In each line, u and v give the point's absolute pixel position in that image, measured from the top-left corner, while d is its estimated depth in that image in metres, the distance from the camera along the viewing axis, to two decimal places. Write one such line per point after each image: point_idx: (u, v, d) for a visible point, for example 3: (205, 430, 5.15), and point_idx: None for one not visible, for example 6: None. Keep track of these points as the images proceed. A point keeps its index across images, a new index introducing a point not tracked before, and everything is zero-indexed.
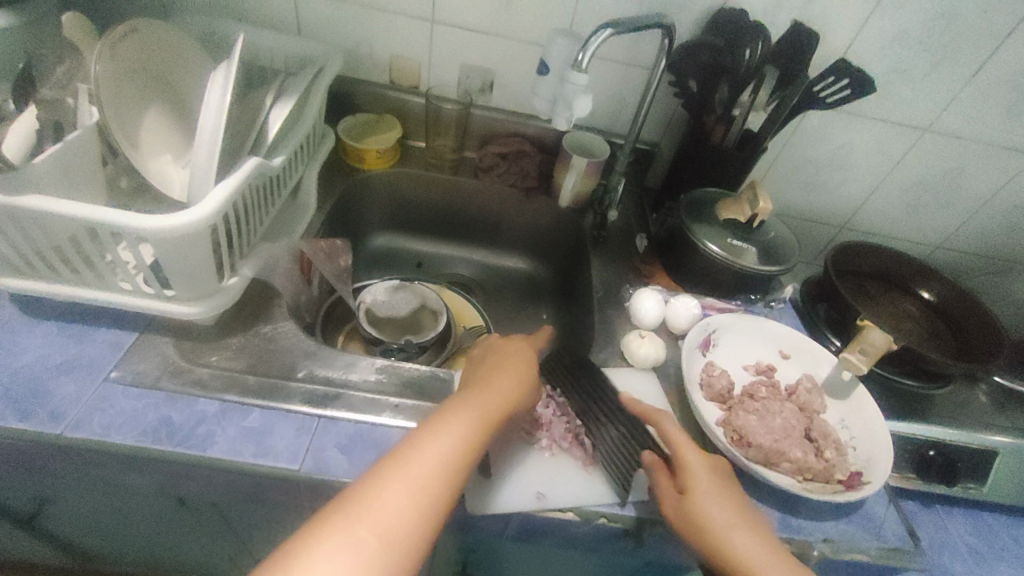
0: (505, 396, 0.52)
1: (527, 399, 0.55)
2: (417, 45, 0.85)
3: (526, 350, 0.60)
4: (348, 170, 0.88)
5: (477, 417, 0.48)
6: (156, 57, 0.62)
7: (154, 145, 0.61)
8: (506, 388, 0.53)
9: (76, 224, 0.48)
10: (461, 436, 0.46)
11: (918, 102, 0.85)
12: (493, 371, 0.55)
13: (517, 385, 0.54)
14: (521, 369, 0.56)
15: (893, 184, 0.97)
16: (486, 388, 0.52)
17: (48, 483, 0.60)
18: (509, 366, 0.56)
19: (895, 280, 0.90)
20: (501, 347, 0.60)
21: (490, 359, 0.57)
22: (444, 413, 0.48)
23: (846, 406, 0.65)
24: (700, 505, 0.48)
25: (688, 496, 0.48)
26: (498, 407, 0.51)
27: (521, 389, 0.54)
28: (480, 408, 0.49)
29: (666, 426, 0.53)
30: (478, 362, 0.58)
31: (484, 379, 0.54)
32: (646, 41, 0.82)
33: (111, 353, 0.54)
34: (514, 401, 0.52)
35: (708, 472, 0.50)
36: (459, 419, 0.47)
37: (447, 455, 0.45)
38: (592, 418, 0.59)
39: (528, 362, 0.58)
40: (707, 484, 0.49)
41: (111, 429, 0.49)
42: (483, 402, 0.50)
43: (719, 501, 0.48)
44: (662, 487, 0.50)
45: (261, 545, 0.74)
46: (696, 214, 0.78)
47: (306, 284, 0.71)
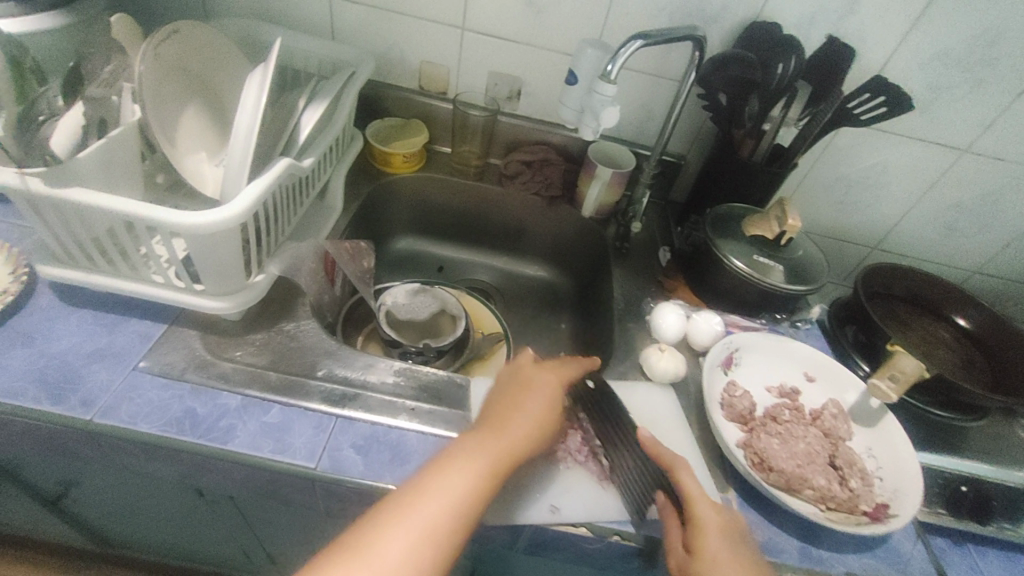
0: (517, 441, 0.49)
1: (545, 439, 0.52)
2: (448, 52, 0.86)
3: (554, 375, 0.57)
4: (374, 172, 0.89)
5: (487, 466, 0.46)
6: (197, 58, 0.64)
7: (191, 143, 0.63)
8: (521, 432, 0.50)
9: (115, 217, 0.50)
10: (466, 490, 0.45)
11: (958, 121, 0.83)
12: (510, 410, 0.52)
13: (534, 427, 0.51)
14: (540, 406, 0.53)
15: (929, 205, 0.94)
16: (499, 432, 0.50)
17: (76, 467, 0.62)
18: (529, 403, 0.53)
19: (928, 305, 0.87)
20: (526, 377, 0.56)
21: (512, 392, 0.54)
22: (451, 461, 0.46)
23: (874, 434, 0.63)
24: (706, 571, 0.45)
25: (694, 559, 0.46)
26: (510, 454, 0.48)
27: (538, 433, 0.51)
28: (490, 458, 0.47)
29: (683, 479, 0.49)
30: (500, 391, 0.55)
31: (499, 419, 0.51)
32: (677, 53, 0.81)
33: (141, 344, 0.56)
34: (529, 446, 0.50)
35: (722, 534, 0.47)
36: (466, 472, 0.46)
37: (450, 512, 0.43)
38: (613, 441, 0.57)
39: (551, 396, 0.55)
40: (719, 548, 0.46)
41: (138, 418, 0.50)
42: (494, 451, 0.48)
43: (731, 566, 0.45)
44: (671, 539, 0.48)
45: (274, 540, 0.75)
46: (722, 230, 0.77)
47: (330, 283, 0.72)
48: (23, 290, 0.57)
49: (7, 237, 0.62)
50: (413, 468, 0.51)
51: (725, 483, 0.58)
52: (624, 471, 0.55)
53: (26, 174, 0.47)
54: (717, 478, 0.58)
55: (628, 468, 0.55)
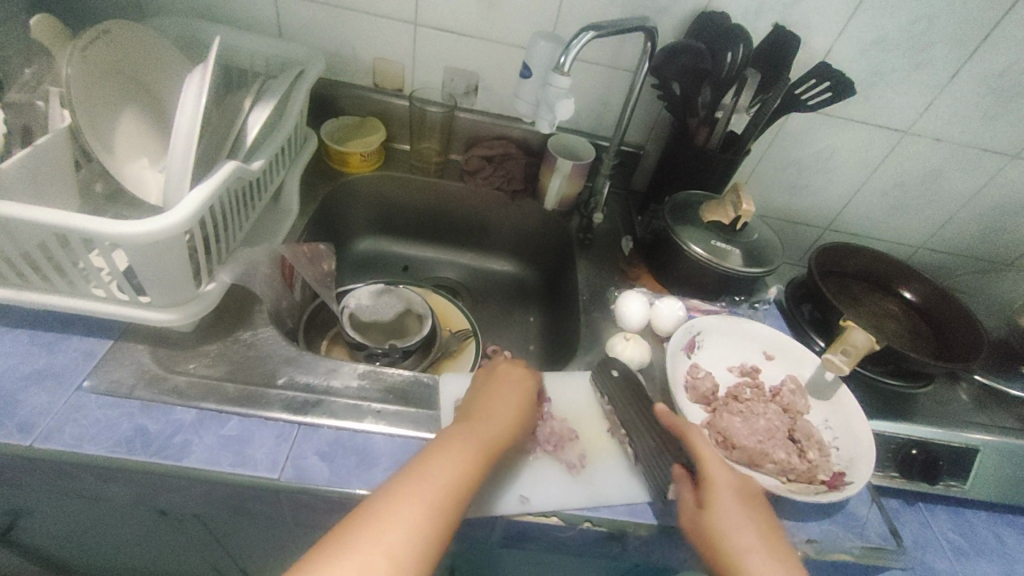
0: (500, 425, 0.52)
1: (526, 421, 0.55)
2: (401, 48, 0.84)
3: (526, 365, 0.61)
4: (331, 173, 0.87)
5: (475, 445, 0.48)
6: (131, 60, 0.61)
7: (130, 148, 0.60)
8: (503, 416, 0.53)
9: (45, 230, 0.47)
10: (460, 469, 0.46)
11: (898, 104, 0.86)
12: (494, 393, 0.55)
13: (513, 411, 0.54)
14: (519, 389, 0.57)
15: (875, 186, 0.98)
16: (481, 417, 0.52)
17: (22, 496, 0.59)
18: (504, 392, 0.55)
19: (877, 281, 0.91)
20: (496, 372, 0.59)
21: (486, 385, 0.57)
22: (452, 435, 0.49)
23: (830, 406, 0.66)
24: (717, 528, 0.46)
25: (705, 514, 0.47)
26: (496, 435, 0.51)
27: (521, 411, 0.55)
28: (477, 437, 0.49)
29: (695, 439, 0.51)
30: (476, 388, 0.57)
31: (486, 400, 0.54)
32: (630, 44, 0.82)
33: (85, 362, 0.53)
34: (512, 427, 0.52)
35: (734, 492, 0.49)
36: (456, 450, 0.47)
37: (457, 477, 0.45)
38: (635, 429, 0.58)
39: (523, 386, 0.57)
40: (731, 507, 0.48)
41: (84, 440, 0.47)
42: (489, 424, 0.51)
43: (742, 526, 0.47)
44: (683, 499, 0.49)
45: (244, 556, 0.73)
46: (681, 217, 0.79)
47: (288, 289, 0.70)
48: None
49: None
50: (381, 471, 0.51)
51: None
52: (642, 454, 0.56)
53: None
54: None
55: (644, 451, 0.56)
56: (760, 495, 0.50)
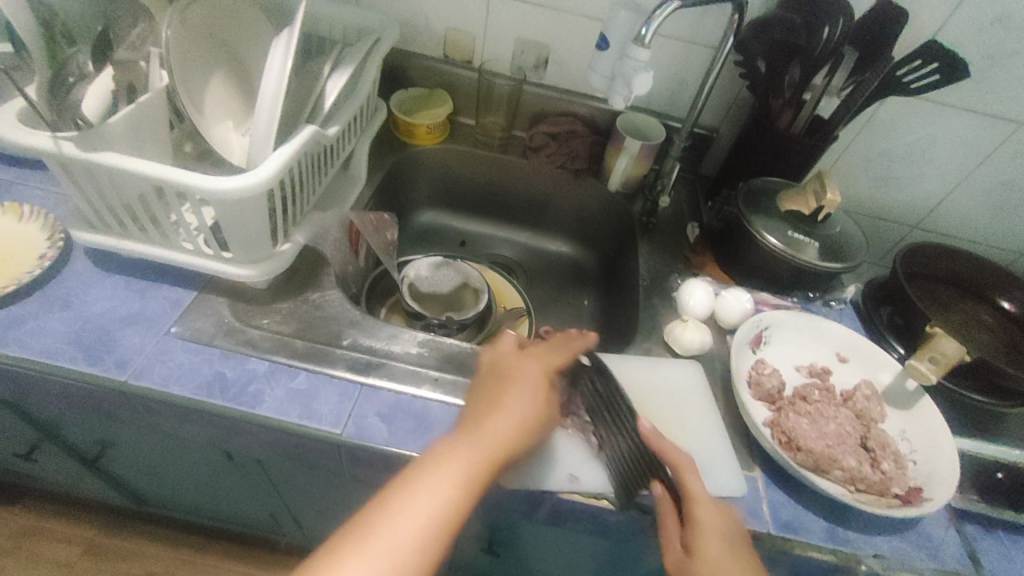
0: (490, 449, 0.45)
1: (530, 437, 0.48)
2: (474, 18, 0.83)
3: (538, 367, 0.52)
4: (398, 144, 0.88)
5: (471, 466, 0.44)
6: (222, 25, 0.63)
7: (217, 111, 0.63)
8: (506, 429, 0.47)
9: (145, 181, 0.50)
10: (434, 507, 0.42)
11: (1018, 90, 0.77)
12: (490, 407, 0.48)
13: (519, 424, 0.48)
14: (524, 402, 0.49)
15: (979, 182, 0.89)
16: (481, 430, 0.46)
17: (114, 428, 0.65)
18: (510, 399, 0.49)
19: (971, 288, 0.83)
20: (503, 369, 0.52)
21: (493, 385, 0.51)
22: (431, 463, 0.44)
23: (909, 416, 0.61)
24: (705, 569, 0.44)
25: (692, 553, 0.45)
26: (494, 452, 0.45)
27: (522, 427, 0.48)
28: (474, 456, 0.45)
29: (683, 470, 0.47)
30: (481, 389, 0.51)
31: (481, 415, 0.48)
32: (714, 16, 0.77)
33: (172, 309, 0.57)
34: (514, 445, 0.47)
35: (718, 524, 0.46)
36: (445, 477, 0.43)
37: (425, 521, 0.41)
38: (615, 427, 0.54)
39: (534, 387, 0.51)
40: (715, 542, 0.45)
41: (170, 381, 0.51)
42: (475, 454, 0.45)
43: (726, 557, 0.45)
44: (665, 533, 0.47)
45: (299, 504, 0.77)
46: (756, 205, 0.74)
47: (354, 254, 0.72)
48: (60, 256, 0.59)
49: (43, 205, 0.64)
50: (436, 436, 0.52)
51: (751, 462, 0.57)
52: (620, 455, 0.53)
53: (59, 138, 0.47)
54: (742, 457, 0.58)
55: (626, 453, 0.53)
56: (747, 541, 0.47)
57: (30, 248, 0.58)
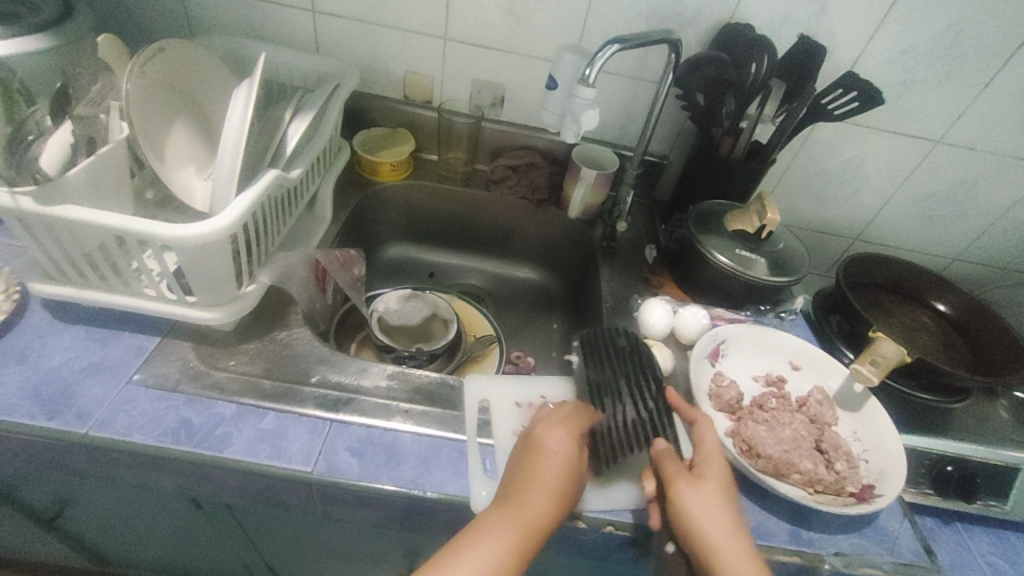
0: (530, 525, 0.45)
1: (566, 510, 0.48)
2: (431, 62, 0.87)
3: (571, 440, 0.51)
4: (362, 182, 0.91)
5: (506, 549, 0.43)
6: (183, 77, 0.65)
7: (179, 158, 0.64)
8: (541, 509, 0.46)
9: (106, 233, 0.50)
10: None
11: (929, 113, 0.85)
12: (528, 482, 0.47)
13: (556, 501, 0.47)
14: (558, 476, 0.48)
15: (907, 196, 0.96)
16: (517, 511, 0.45)
17: (74, 483, 0.63)
18: (546, 474, 0.48)
19: (909, 293, 0.89)
20: (537, 440, 0.51)
21: (529, 458, 0.50)
22: (475, 536, 0.44)
23: (859, 417, 0.65)
24: (708, 495, 0.48)
25: (701, 484, 0.49)
26: (529, 536, 0.44)
27: (558, 503, 0.47)
28: (510, 536, 0.44)
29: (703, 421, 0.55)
30: (517, 461, 0.50)
31: (520, 490, 0.47)
32: (654, 55, 0.83)
33: (135, 356, 0.57)
34: (552, 520, 0.46)
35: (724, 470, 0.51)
36: (488, 551, 0.43)
37: None
38: (611, 394, 0.59)
39: (568, 463, 0.49)
40: (721, 479, 0.50)
41: (134, 429, 0.50)
42: (515, 530, 0.44)
43: (727, 498, 0.49)
44: (675, 469, 0.50)
45: (272, 550, 0.75)
46: (705, 226, 0.79)
47: (321, 292, 0.73)
48: (16, 309, 0.58)
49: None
50: (408, 468, 0.53)
51: None
52: (613, 418, 0.57)
53: (17, 194, 0.47)
54: None
55: (619, 417, 0.57)
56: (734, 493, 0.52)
57: None
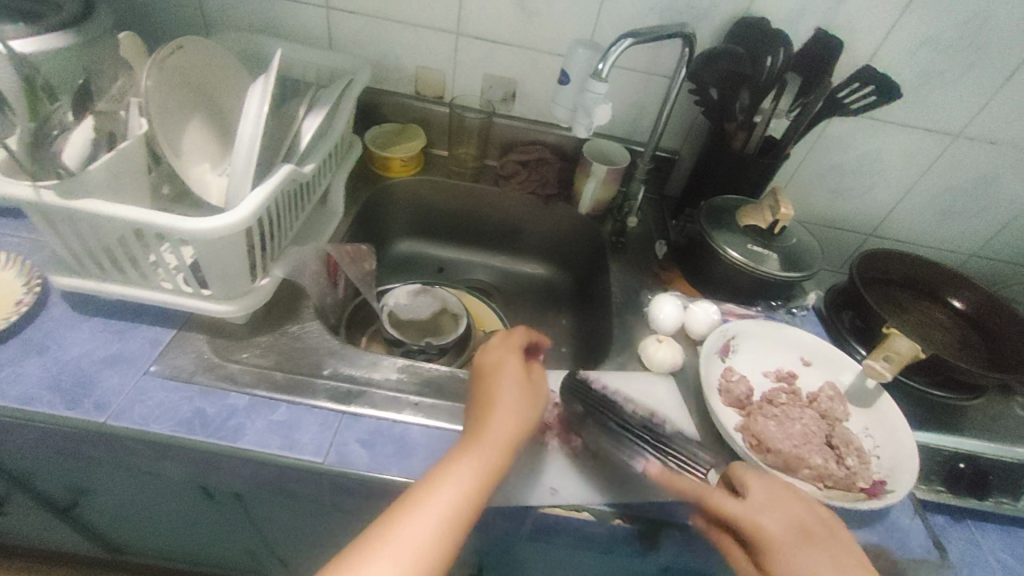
0: (494, 443, 0.47)
1: (529, 430, 0.50)
2: (443, 57, 0.88)
3: (518, 362, 0.54)
4: (373, 177, 0.91)
5: (474, 470, 0.45)
6: (199, 73, 0.66)
7: (194, 153, 0.65)
8: (501, 428, 0.48)
9: (125, 226, 0.51)
10: (449, 500, 0.44)
11: (948, 107, 0.84)
12: (487, 405, 0.50)
13: (515, 420, 0.49)
14: (513, 395, 0.51)
15: (924, 190, 0.95)
16: (481, 433, 0.48)
17: (91, 472, 0.64)
18: (500, 393, 0.51)
19: (925, 289, 0.88)
20: (489, 364, 0.54)
21: (484, 383, 0.53)
22: (443, 464, 0.46)
23: (871, 414, 0.64)
24: None
25: None
26: (493, 455, 0.46)
27: (519, 422, 0.49)
28: (474, 458, 0.46)
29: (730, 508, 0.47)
30: (475, 389, 0.53)
31: (481, 413, 0.50)
32: (667, 49, 0.83)
33: (152, 348, 0.58)
34: (514, 439, 0.48)
35: (788, 539, 0.46)
36: (455, 475, 0.45)
37: (442, 514, 0.43)
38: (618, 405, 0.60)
39: (519, 383, 0.52)
40: (790, 560, 0.45)
41: (150, 419, 0.52)
42: (479, 451, 0.46)
43: (806, 562, 0.45)
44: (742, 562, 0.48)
45: (282, 540, 0.76)
46: (716, 220, 0.78)
47: (332, 286, 0.74)
48: (37, 301, 0.59)
49: (20, 251, 0.65)
50: (418, 460, 0.53)
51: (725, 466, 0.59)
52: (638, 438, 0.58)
53: (39, 188, 0.48)
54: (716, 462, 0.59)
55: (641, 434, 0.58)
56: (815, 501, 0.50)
57: (7, 295, 0.59)
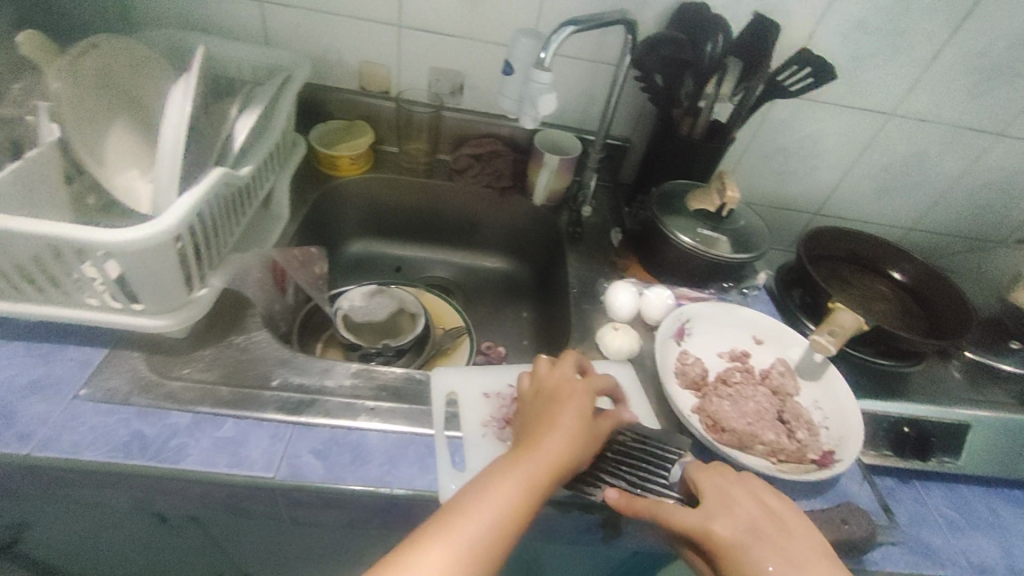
0: (549, 459, 0.46)
1: (585, 454, 0.49)
2: (386, 51, 0.85)
3: (588, 388, 0.53)
4: (321, 177, 0.88)
5: (523, 484, 0.44)
6: (119, 74, 0.61)
7: (119, 161, 0.60)
8: (557, 446, 0.47)
9: (38, 242, 0.48)
10: (497, 513, 0.42)
11: (880, 87, 0.87)
12: (547, 424, 0.49)
13: (572, 441, 0.48)
14: (576, 416, 0.50)
15: (863, 168, 0.98)
16: (534, 448, 0.47)
17: (28, 506, 0.60)
18: (564, 414, 0.50)
19: (867, 263, 0.92)
20: (552, 383, 0.54)
21: (548, 402, 0.52)
22: (491, 474, 0.44)
23: (820, 387, 0.66)
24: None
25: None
26: (546, 472, 0.45)
27: (574, 444, 0.48)
28: (527, 472, 0.45)
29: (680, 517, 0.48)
30: (536, 406, 0.53)
31: (538, 431, 0.49)
32: (612, 37, 0.83)
33: (81, 370, 0.54)
34: (569, 460, 0.47)
35: (740, 538, 0.47)
36: (506, 487, 0.43)
37: (488, 528, 0.41)
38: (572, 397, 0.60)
39: (585, 406, 0.52)
40: (744, 559, 0.46)
41: (82, 446, 0.48)
42: (532, 466, 0.45)
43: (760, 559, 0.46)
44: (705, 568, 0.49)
45: (246, 559, 0.74)
46: (668, 207, 0.79)
47: (281, 292, 0.72)
48: None
49: None
50: (375, 467, 0.52)
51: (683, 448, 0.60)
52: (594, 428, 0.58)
53: None
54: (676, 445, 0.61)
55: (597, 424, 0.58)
56: (768, 493, 0.50)
57: None
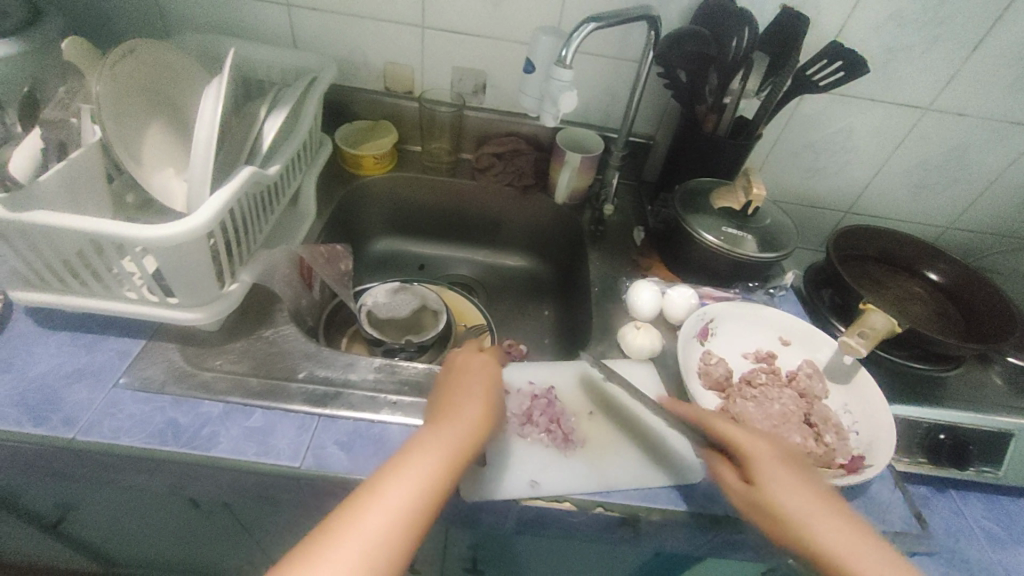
0: (462, 432, 0.47)
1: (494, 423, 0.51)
2: (410, 51, 0.86)
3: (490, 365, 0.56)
4: (347, 177, 0.90)
5: (439, 455, 0.45)
6: (155, 77, 0.64)
7: (156, 160, 0.63)
8: (470, 417, 0.49)
9: (82, 237, 0.50)
10: (416, 486, 0.42)
11: (916, 80, 0.84)
12: (456, 399, 0.51)
13: (483, 412, 0.50)
14: (481, 390, 0.52)
15: (898, 165, 0.95)
16: (448, 421, 0.48)
17: (75, 488, 0.64)
18: (470, 389, 0.52)
19: (901, 263, 0.88)
20: (457, 365, 0.56)
21: (453, 380, 0.54)
22: (408, 450, 0.45)
23: (850, 391, 0.65)
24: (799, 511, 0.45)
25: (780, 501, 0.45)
26: (461, 442, 0.46)
27: (485, 414, 0.50)
28: (443, 443, 0.46)
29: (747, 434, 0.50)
30: (442, 387, 0.54)
31: (449, 405, 0.50)
32: (635, 33, 0.82)
33: (121, 360, 0.57)
34: (482, 431, 0.49)
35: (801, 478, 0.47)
36: (421, 459, 0.44)
37: (410, 501, 0.41)
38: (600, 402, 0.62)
39: (488, 380, 0.54)
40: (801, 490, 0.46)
41: (121, 432, 0.51)
42: (448, 438, 0.46)
43: (814, 501, 0.45)
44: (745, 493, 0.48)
45: (275, 547, 0.76)
46: (692, 205, 0.78)
47: (307, 288, 0.74)
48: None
49: None
50: None
51: None
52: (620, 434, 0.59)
53: None
54: None
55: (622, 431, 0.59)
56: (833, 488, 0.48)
57: None
